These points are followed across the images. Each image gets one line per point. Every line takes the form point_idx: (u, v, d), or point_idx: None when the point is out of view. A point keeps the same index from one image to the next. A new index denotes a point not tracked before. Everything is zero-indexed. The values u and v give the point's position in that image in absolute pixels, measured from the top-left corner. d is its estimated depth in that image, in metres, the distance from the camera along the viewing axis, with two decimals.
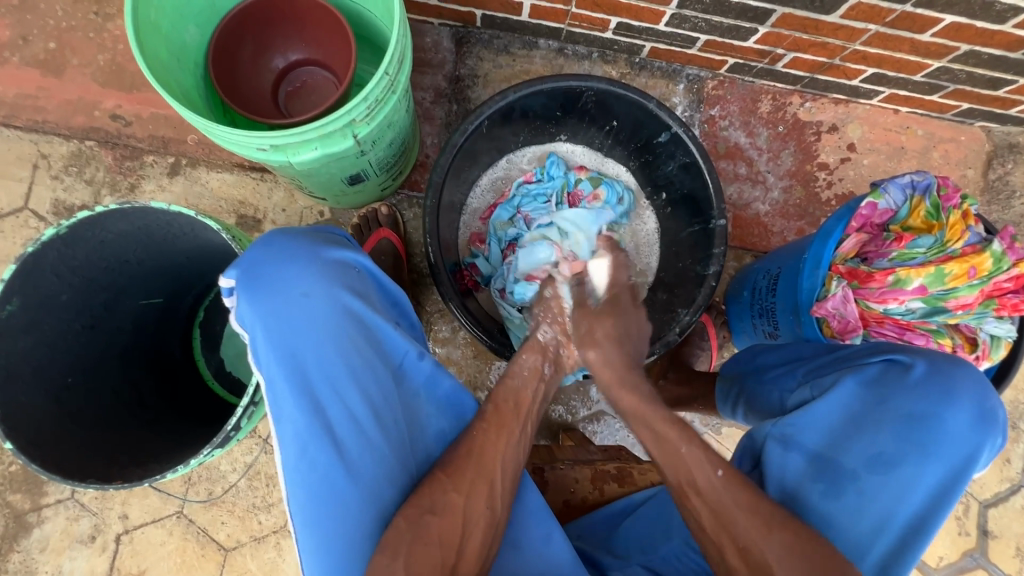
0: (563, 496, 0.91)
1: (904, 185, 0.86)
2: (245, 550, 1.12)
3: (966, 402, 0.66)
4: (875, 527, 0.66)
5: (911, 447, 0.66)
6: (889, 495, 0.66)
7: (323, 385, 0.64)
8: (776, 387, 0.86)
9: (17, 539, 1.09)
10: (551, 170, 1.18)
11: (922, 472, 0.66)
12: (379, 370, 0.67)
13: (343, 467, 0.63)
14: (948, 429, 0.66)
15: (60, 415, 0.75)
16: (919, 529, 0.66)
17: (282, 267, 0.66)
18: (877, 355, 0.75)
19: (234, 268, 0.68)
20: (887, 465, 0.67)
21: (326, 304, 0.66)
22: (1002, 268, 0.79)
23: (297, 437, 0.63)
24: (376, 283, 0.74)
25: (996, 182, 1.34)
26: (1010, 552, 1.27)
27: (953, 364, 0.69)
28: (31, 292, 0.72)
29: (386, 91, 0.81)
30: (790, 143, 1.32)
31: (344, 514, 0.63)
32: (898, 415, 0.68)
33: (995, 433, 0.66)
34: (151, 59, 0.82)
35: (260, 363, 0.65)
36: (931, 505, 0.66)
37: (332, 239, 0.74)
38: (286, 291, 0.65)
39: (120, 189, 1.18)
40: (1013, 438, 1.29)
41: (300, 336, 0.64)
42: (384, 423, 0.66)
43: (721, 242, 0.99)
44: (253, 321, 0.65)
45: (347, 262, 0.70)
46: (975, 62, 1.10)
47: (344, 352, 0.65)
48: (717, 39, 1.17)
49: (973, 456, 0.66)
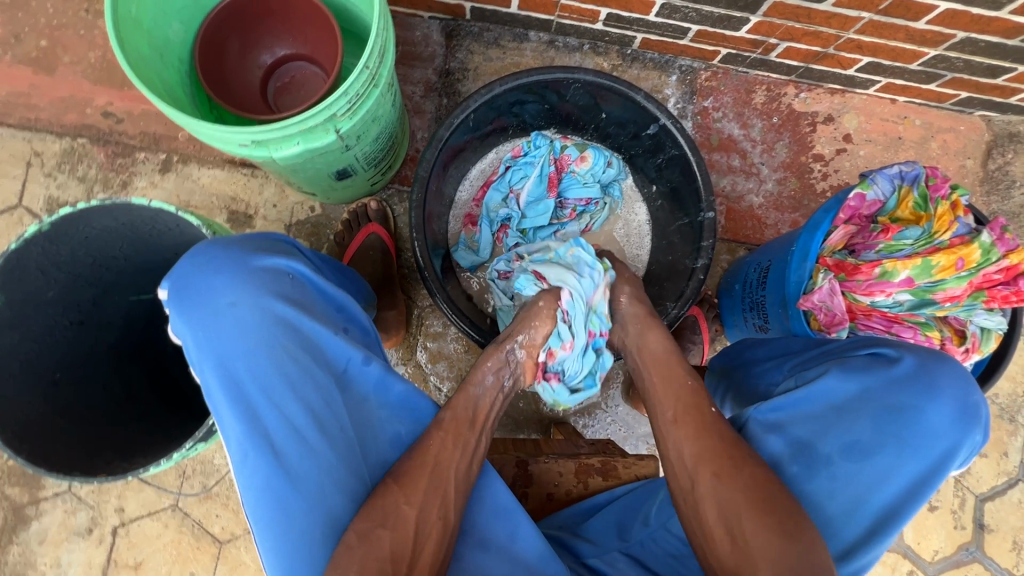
0: (546, 490, 0.91)
1: (892, 176, 0.85)
2: (239, 543, 1.13)
3: (949, 399, 0.66)
4: (846, 511, 0.66)
5: (891, 437, 0.66)
6: (862, 482, 0.66)
7: (260, 394, 0.65)
8: (763, 380, 0.85)
9: (16, 532, 1.11)
10: (535, 142, 1.16)
11: (902, 464, 0.65)
12: (319, 377, 0.68)
13: (286, 473, 0.64)
14: (929, 421, 0.66)
15: (46, 411, 0.76)
16: (893, 518, 0.66)
17: (208, 279, 0.66)
18: (863, 348, 0.74)
19: (167, 281, 0.68)
20: (864, 453, 0.67)
21: (255, 314, 0.66)
22: (991, 260, 0.78)
23: (237, 446, 0.64)
24: (315, 288, 0.74)
25: (996, 172, 1.32)
26: (1006, 546, 1.27)
27: (937, 360, 0.69)
28: (16, 288, 0.73)
29: (368, 86, 0.81)
30: (785, 135, 1.30)
31: (290, 520, 0.63)
32: (881, 405, 0.68)
33: (975, 430, 0.66)
34: (132, 55, 0.82)
35: (199, 374, 0.66)
36: (906, 497, 0.66)
37: (268, 246, 0.74)
38: (213, 302, 0.65)
39: (112, 186, 1.19)
40: (1011, 432, 1.28)
41: (233, 346, 0.65)
42: (326, 429, 0.66)
43: (710, 236, 0.98)
44: (185, 333, 0.66)
45: (280, 269, 0.70)
46: (973, 49, 1.08)
47: (279, 361, 0.66)
48: (709, 29, 1.15)
49: (952, 452, 0.66)
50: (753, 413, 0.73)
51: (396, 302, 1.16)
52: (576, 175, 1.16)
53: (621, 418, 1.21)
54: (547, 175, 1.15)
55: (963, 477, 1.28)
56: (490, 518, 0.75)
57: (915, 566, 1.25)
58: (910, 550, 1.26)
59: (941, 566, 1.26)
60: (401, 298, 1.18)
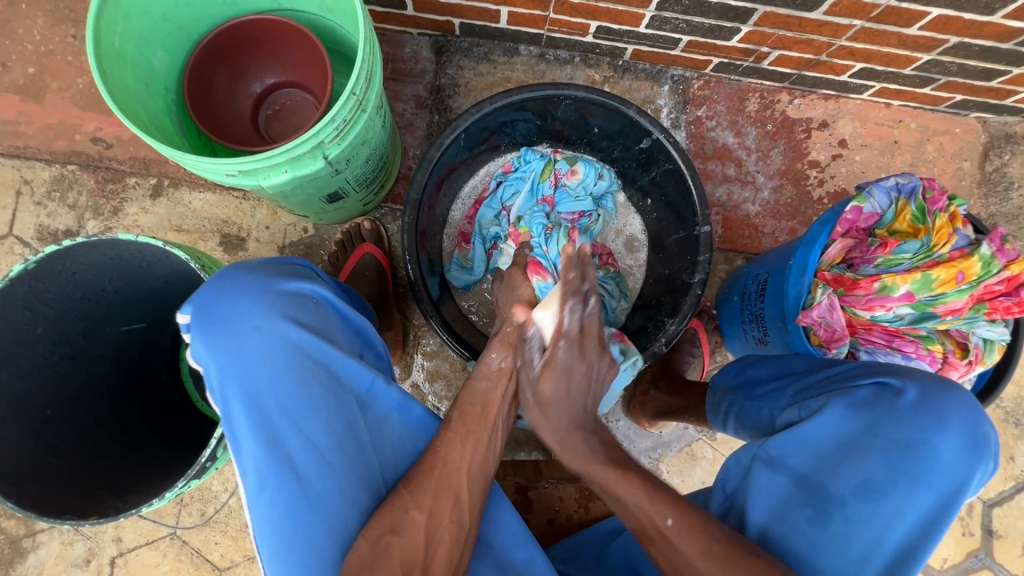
0: (548, 515, 0.90)
1: (888, 188, 0.84)
2: (240, 570, 1.12)
3: (959, 429, 0.63)
4: (863, 554, 0.63)
5: (900, 476, 0.63)
6: (877, 525, 0.63)
7: (280, 417, 0.64)
8: (766, 404, 0.83)
9: (12, 565, 1.10)
10: (526, 158, 1.15)
11: (914, 503, 0.62)
12: (340, 400, 0.66)
13: (307, 496, 0.63)
14: (940, 456, 0.62)
15: (38, 450, 0.75)
16: (907, 557, 0.63)
17: (231, 303, 0.65)
18: (868, 376, 0.71)
19: (188, 304, 0.67)
20: (877, 493, 0.64)
21: (280, 339, 0.65)
22: (992, 272, 0.77)
23: (258, 472, 0.63)
24: (337, 312, 0.73)
25: (993, 174, 1.31)
26: (1016, 552, 1.25)
27: (944, 387, 0.65)
28: (4, 328, 0.72)
29: (355, 111, 0.81)
30: (779, 142, 1.29)
31: (308, 542, 0.62)
32: (888, 440, 0.65)
33: (987, 459, 0.63)
34: (115, 87, 0.81)
35: (219, 401, 0.64)
36: (921, 533, 0.63)
37: (290, 271, 0.73)
38: (237, 327, 0.64)
39: (103, 213, 1.18)
40: (1017, 436, 1.26)
41: (257, 371, 0.64)
42: (347, 453, 0.65)
43: (707, 249, 0.97)
44: (207, 359, 0.65)
45: (303, 294, 0.70)
46: (966, 53, 1.08)
47: (302, 385, 0.65)
48: (700, 39, 1.14)
49: (963, 485, 0.62)
50: (759, 451, 0.72)
51: (392, 322, 1.15)
52: (568, 188, 1.14)
53: (623, 433, 1.21)
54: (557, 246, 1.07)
55: None
56: (495, 544, 0.73)
57: None
58: None
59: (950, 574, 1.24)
60: (398, 318, 1.17)
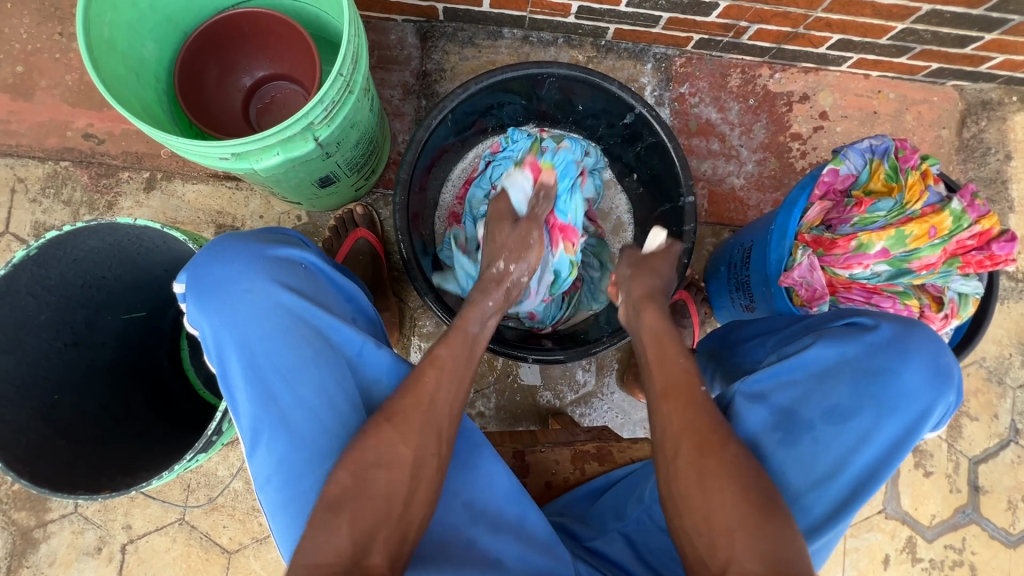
0: (545, 478, 0.92)
1: (863, 150, 0.87)
2: (248, 552, 1.15)
3: (922, 359, 0.68)
4: (829, 473, 0.67)
5: (866, 401, 0.67)
6: (841, 446, 0.67)
7: (274, 376, 0.67)
8: (748, 356, 0.86)
9: (25, 555, 1.12)
10: (513, 138, 1.13)
11: (880, 427, 0.66)
12: (331, 361, 0.69)
13: (302, 452, 0.65)
14: (903, 383, 0.67)
15: (47, 432, 0.77)
16: (871, 478, 0.67)
17: (224, 268, 0.69)
18: (840, 319, 0.75)
19: (183, 271, 0.71)
20: (843, 417, 0.68)
21: (269, 301, 0.68)
22: (963, 226, 0.81)
23: (255, 428, 0.66)
24: (327, 279, 0.76)
25: (970, 141, 1.35)
26: (1001, 506, 1.29)
27: (911, 327, 0.70)
28: (8, 313, 0.74)
29: (343, 93, 0.82)
30: (762, 116, 1.32)
31: (304, 499, 0.65)
32: (858, 370, 0.69)
33: (949, 389, 0.68)
34: (106, 77, 0.83)
35: (217, 362, 0.68)
36: (885, 456, 0.67)
37: (283, 240, 0.76)
38: (228, 291, 0.68)
39: (97, 208, 1.19)
40: (999, 394, 1.30)
41: (249, 332, 0.67)
42: (338, 411, 0.67)
43: (692, 220, 0.99)
44: (202, 323, 0.68)
45: (293, 261, 0.73)
46: (939, 21, 1.10)
47: (294, 344, 0.67)
48: (680, 15, 1.16)
49: (927, 411, 0.67)
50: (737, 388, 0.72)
51: (388, 304, 1.17)
52: None
53: (619, 406, 1.23)
54: (575, 181, 1.07)
55: (957, 441, 1.30)
56: (494, 505, 0.75)
57: (914, 531, 1.28)
58: (908, 516, 1.28)
59: (938, 530, 1.28)
60: (393, 300, 1.19)
